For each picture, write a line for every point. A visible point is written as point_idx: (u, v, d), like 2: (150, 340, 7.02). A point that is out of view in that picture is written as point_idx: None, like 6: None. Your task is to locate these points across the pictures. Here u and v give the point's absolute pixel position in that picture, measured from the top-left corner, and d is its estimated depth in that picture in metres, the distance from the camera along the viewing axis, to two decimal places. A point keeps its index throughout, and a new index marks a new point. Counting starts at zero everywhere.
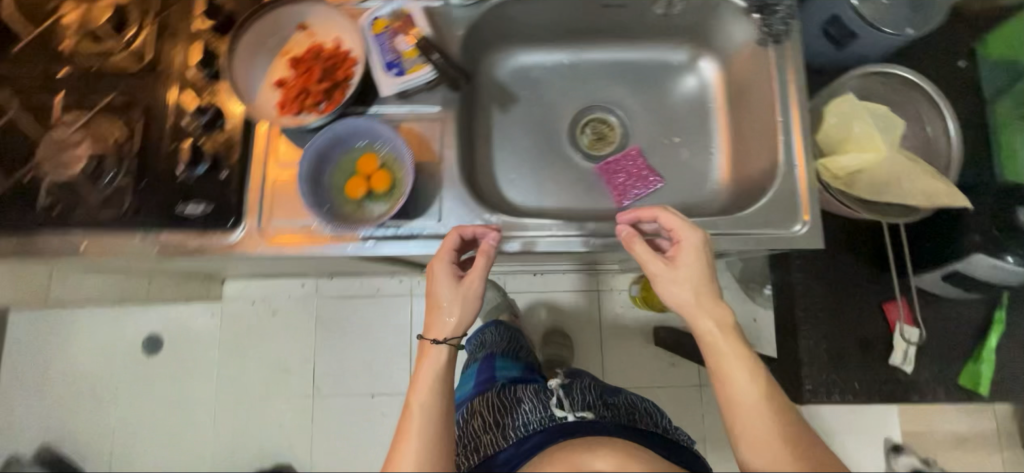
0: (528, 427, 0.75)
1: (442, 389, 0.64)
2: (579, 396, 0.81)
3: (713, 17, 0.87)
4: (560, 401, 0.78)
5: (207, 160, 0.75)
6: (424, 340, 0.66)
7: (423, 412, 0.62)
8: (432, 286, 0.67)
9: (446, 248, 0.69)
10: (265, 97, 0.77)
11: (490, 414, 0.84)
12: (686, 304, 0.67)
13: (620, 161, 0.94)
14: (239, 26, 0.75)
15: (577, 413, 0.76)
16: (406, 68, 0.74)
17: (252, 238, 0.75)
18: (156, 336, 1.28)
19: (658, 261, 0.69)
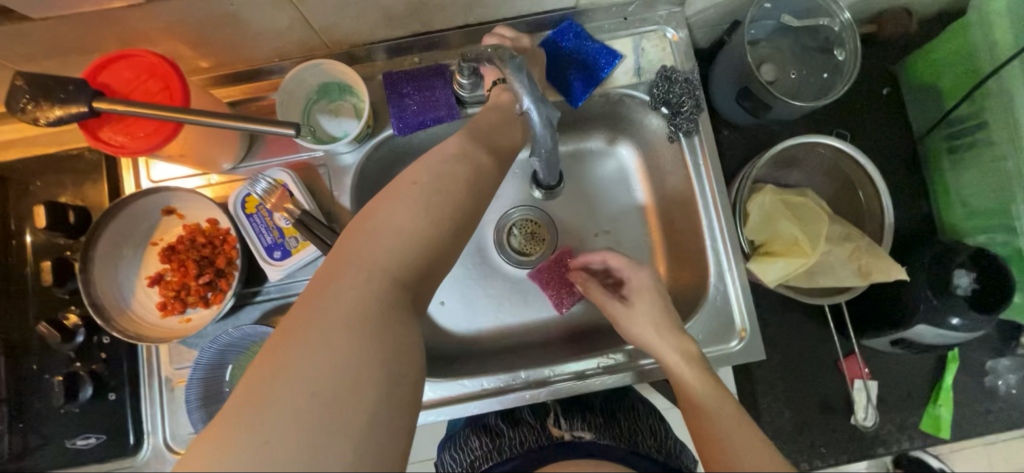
0: (522, 444, 0.70)
1: (419, 233, 0.46)
2: (579, 416, 0.75)
3: (622, 108, 0.79)
4: (557, 420, 0.74)
5: (88, 386, 0.66)
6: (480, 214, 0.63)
7: (390, 232, 0.45)
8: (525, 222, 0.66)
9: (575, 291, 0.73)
10: (142, 299, 0.69)
11: (487, 430, 0.77)
12: (648, 343, 0.63)
13: (552, 266, 0.84)
14: (91, 232, 0.66)
15: (574, 432, 0.70)
16: (291, 247, 0.68)
17: (159, 457, 0.68)
18: None
19: (613, 300, 0.67)
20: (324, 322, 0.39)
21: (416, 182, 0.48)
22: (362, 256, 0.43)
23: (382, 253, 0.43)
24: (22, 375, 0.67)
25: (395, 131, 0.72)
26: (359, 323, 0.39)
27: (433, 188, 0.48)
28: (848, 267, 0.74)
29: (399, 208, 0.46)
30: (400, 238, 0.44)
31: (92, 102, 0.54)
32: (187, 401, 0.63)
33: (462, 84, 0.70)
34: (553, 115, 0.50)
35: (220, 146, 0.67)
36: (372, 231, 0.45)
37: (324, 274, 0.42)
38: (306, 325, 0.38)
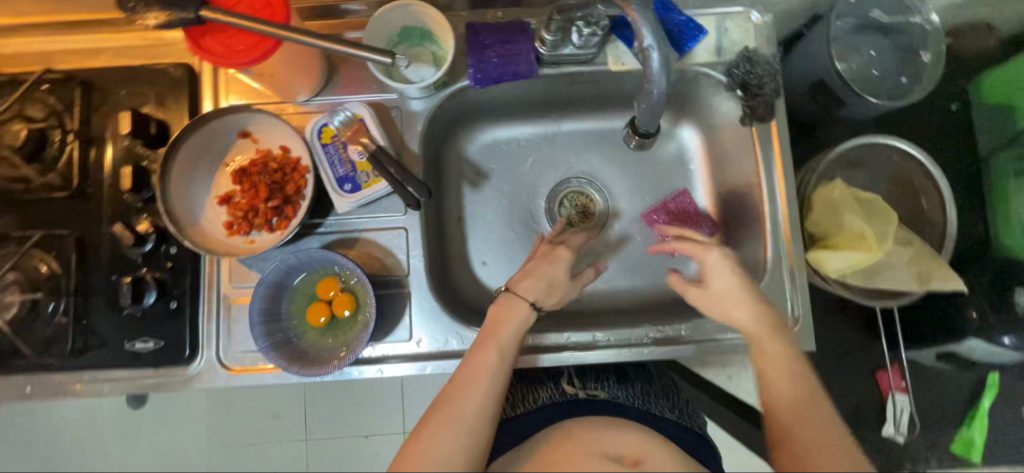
0: (538, 402, 0.76)
1: (515, 345, 0.63)
2: (594, 374, 0.82)
3: (693, 89, 0.79)
4: (570, 378, 0.80)
5: (152, 291, 0.68)
6: (512, 294, 0.67)
7: (497, 358, 0.60)
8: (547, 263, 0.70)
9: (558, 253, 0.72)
10: (211, 216, 0.71)
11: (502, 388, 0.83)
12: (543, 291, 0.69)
13: (667, 207, 0.85)
14: (172, 143, 0.68)
15: (589, 390, 0.77)
16: (362, 181, 0.69)
17: (210, 370, 0.70)
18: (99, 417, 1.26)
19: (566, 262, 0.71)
20: (471, 378, 0.58)
21: (504, 329, 0.63)
22: (498, 328, 0.63)
23: (487, 374, 0.59)
24: (89, 275, 0.69)
25: (471, 82, 0.73)
26: (475, 411, 0.56)
27: (513, 335, 0.63)
28: (907, 271, 0.73)
29: (506, 330, 0.63)
30: (506, 368, 0.60)
31: (200, 11, 0.55)
32: (249, 316, 0.64)
33: (545, 40, 0.70)
34: (668, 57, 0.58)
35: (302, 74, 0.69)
36: (475, 378, 0.58)
37: (441, 413, 0.56)
38: (445, 413, 0.55)
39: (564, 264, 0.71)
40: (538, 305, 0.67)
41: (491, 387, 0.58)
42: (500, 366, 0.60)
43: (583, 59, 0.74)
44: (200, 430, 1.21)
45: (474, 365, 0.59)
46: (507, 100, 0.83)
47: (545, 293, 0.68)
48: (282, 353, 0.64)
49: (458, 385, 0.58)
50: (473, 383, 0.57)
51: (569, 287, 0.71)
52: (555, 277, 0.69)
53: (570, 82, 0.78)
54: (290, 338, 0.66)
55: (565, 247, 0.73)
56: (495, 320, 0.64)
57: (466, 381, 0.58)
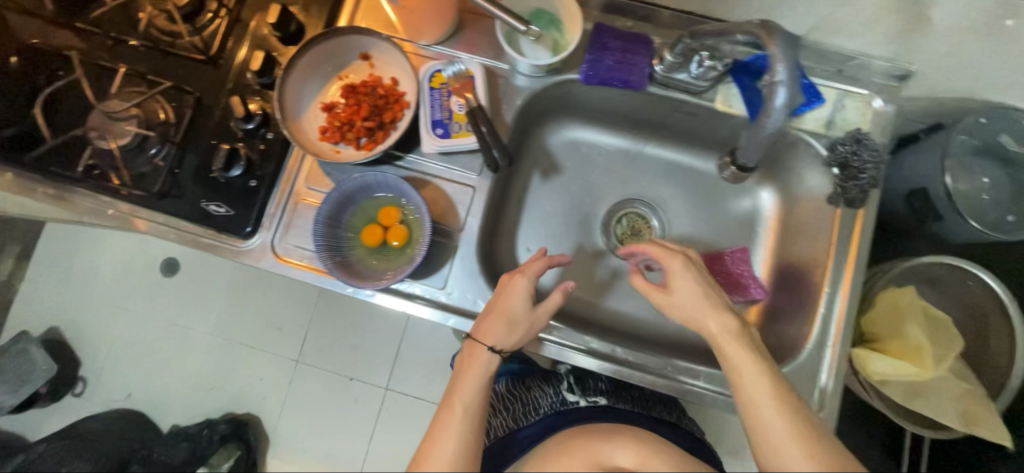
0: (540, 411, 0.80)
1: (482, 393, 0.64)
2: (591, 381, 0.87)
3: (789, 153, 0.79)
4: (570, 387, 0.85)
5: (240, 166, 0.74)
6: (474, 340, 0.66)
7: (465, 413, 0.62)
8: (507, 295, 0.68)
9: (515, 285, 0.68)
10: (311, 118, 0.77)
11: (501, 398, 0.87)
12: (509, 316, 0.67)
13: (720, 260, 0.84)
14: (305, 43, 0.74)
15: (589, 398, 0.82)
16: (453, 131, 0.73)
17: (262, 250, 0.75)
18: (173, 261, 1.61)
19: (525, 300, 0.68)
20: (445, 430, 0.61)
21: (472, 379, 0.64)
22: (466, 375, 0.65)
23: (457, 431, 0.61)
24: (194, 134, 0.76)
25: (580, 76, 0.76)
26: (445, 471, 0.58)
27: (479, 386, 0.64)
28: (954, 406, 0.69)
29: (472, 378, 0.64)
30: (473, 420, 0.62)
31: None
32: (316, 215, 0.68)
33: (664, 60, 0.72)
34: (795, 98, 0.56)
35: (439, 19, 0.74)
36: (443, 436, 0.61)
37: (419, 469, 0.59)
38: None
39: (520, 296, 0.67)
40: (497, 348, 0.65)
41: (461, 439, 0.60)
42: (464, 424, 0.61)
43: (693, 90, 0.75)
44: (258, 302, 1.60)
45: (444, 422, 0.62)
46: (605, 106, 0.85)
47: (498, 331, 0.65)
48: (330, 258, 0.69)
49: (431, 444, 0.60)
50: (438, 440, 0.60)
51: (534, 316, 0.68)
52: (515, 310, 0.67)
53: (672, 108, 0.80)
54: (341, 248, 0.71)
55: (534, 264, 0.69)
56: (466, 364, 0.65)
57: (438, 442, 0.60)
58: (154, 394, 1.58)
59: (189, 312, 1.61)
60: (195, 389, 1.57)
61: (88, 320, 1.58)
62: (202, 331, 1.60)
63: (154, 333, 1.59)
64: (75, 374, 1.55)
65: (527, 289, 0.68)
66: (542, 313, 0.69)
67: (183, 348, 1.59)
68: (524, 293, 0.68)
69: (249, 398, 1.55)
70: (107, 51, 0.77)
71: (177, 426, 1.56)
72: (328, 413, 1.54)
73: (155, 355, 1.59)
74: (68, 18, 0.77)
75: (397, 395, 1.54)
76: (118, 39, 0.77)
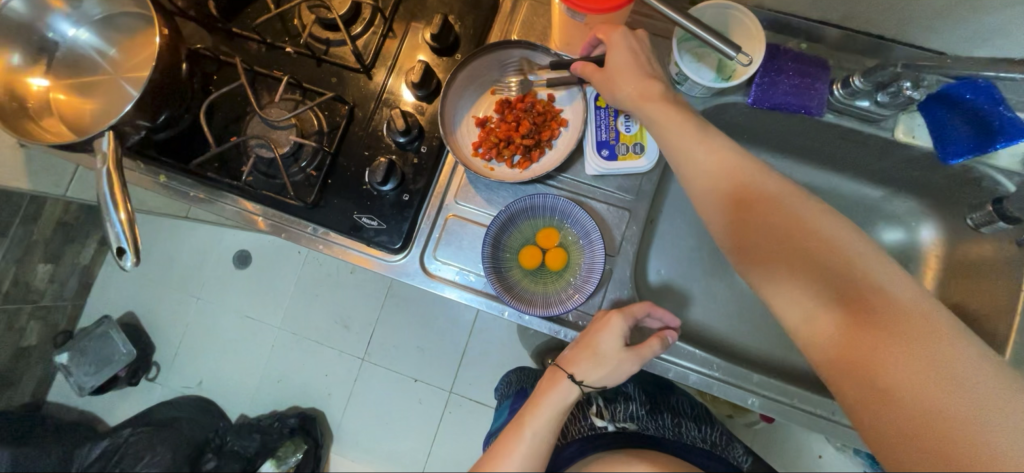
0: (568, 436, 0.77)
1: (556, 422, 0.61)
2: (621, 408, 0.84)
3: (967, 189, 0.74)
4: (598, 410, 0.81)
5: (396, 179, 0.72)
6: (559, 368, 0.64)
7: (533, 435, 0.60)
8: (599, 332, 0.64)
9: (610, 322, 0.63)
10: (464, 132, 0.75)
11: None
12: (598, 356, 0.63)
13: None
14: (468, 56, 0.72)
15: (618, 424, 0.78)
16: (618, 153, 0.70)
17: (412, 266, 0.74)
18: (245, 253, 1.56)
19: (615, 337, 0.63)
20: (510, 448, 0.59)
21: (545, 404, 0.62)
22: (540, 398, 0.62)
23: (524, 449, 0.59)
24: (348, 144, 0.75)
25: (750, 100, 0.72)
26: None
27: (552, 415, 0.61)
28: None
29: (549, 404, 0.61)
30: (544, 440, 0.60)
31: None
32: (485, 235, 0.67)
33: (851, 85, 0.68)
34: None
35: (594, 40, 0.71)
36: (506, 454, 0.59)
37: None
38: None
39: (613, 333, 0.63)
40: (579, 379, 0.62)
41: (525, 460, 0.58)
42: (539, 442, 0.60)
43: (873, 118, 0.71)
44: (332, 299, 1.55)
45: (512, 440, 0.60)
46: (756, 130, 0.81)
47: (586, 366, 0.62)
48: (496, 280, 0.67)
49: (498, 458, 0.59)
50: (510, 454, 0.58)
51: (625, 360, 0.63)
52: (606, 349, 0.63)
53: (839, 135, 0.75)
54: (503, 270, 0.69)
55: (631, 309, 0.64)
56: (548, 385, 0.63)
57: (506, 457, 0.58)
58: (221, 385, 1.53)
59: (258, 306, 1.55)
60: (260, 383, 1.53)
61: (161, 306, 1.55)
62: (270, 327, 1.54)
63: (221, 327, 1.54)
64: (150, 359, 1.52)
65: (623, 329, 0.63)
66: (634, 354, 0.63)
67: (250, 343, 1.54)
68: (616, 334, 0.63)
69: (315, 394, 1.51)
70: (264, 58, 0.77)
71: (244, 415, 1.51)
72: (396, 417, 1.48)
73: (223, 349, 1.54)
74: (228, 24, 0.77)
75: (463, 400, 1.48)
76: (274, 45, 0.77)
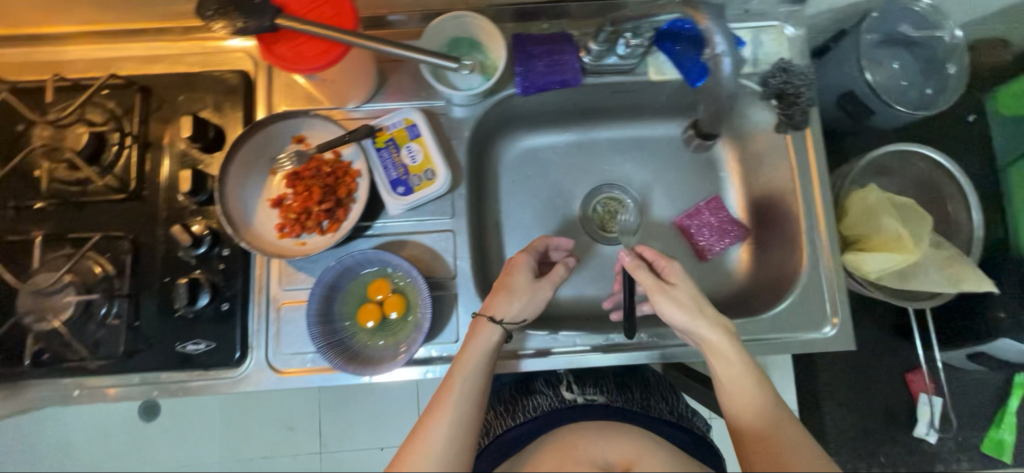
0: (535, 409, 0.76)
1: (486, 367, 0.61)
2: (591, 382, 0.83)
3: None
4: (568, 386, 0.81)
5: (206, 293, 0.69)
6: (480, 317, 0.65)
7: (467, 378, 0.60)
8: (510, 272, 0.69)
9: (518, 261, 0.70)
10: (263, 218, 0.72)
11: (502, 401, 0.84)
12: (513, 295, 0.66)
13: (701, 212, 0.88)
14: (231, 146, 0.69)
15: (586, 396, 0.78)
16: (413, 185, 0.71)
17: (261, 371, 0.70)
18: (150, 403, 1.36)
19: (526, 272, 0.69)
20: (447, 401, 0.58)
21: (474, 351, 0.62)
22: (466, 350, 0.62)
23: (462, 397, 0.58)
24: (143, 278, 0.70)
25: (518, 90, 0.76)
26: (449, 436, 0.56)
27: (480, 359, 0.61)
28: (941, 273, 0.76)
29: (477, 351, 0.62)
30: (480, 381, 0.60)
31: (274, 20, 0.57)
32: (307, 315, 0.65)
33: (590, 50, 0.73)
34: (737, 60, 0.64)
35: (357, 83, 0.72)
36: (440, 405, 0.58)
37: (420, 435, 0.56)
38: (418, 442, 0.56)
39: (522, 268, 0.69)
40: (497, 319, 0.64)
41: (464, 403, 0.58)
42: (475, 376, 0.60)
43: (625, 69, 0.77)
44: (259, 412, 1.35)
45: (446, 391, 0.59)
46: (546, 110, 0.85)
47: (502, 304, 0.65)
48: (338, 353, 0.65)
49: (439, 405, 0.58)
50: (451, 393, 0.58)
51: (536, 286, 0.68)
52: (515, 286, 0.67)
53: (611, 91, 0.81)
54: (344, 339, 0.67)
55: (535, 245, 0.73)
56: (477, 327, 0.64)
57: (448, 402, 0.58)
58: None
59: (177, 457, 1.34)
60: None
61: None
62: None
63: None
64: None
65: (530, 263, 0.70)
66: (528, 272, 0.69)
67: None
68: (523, 270, 0.69)
69: None
70: (13, 222, 0.69)
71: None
72: None
73: None
74: None
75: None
76: (22, 207, 0.69)
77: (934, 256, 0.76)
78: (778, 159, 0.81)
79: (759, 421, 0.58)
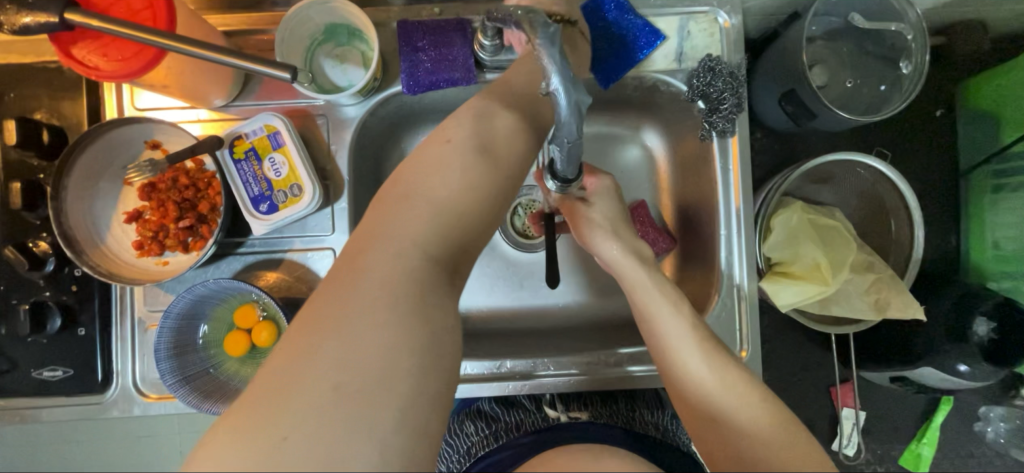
0: (519, 429, 0.68)
1: (464, 167, 0.44)
2: (574, 396, 0.75)
3: (653, 96, 0.73)
4: (551, 401, 0.73)
5: (56, 318, 0.63)
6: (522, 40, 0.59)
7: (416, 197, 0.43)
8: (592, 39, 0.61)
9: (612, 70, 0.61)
10: (119, 235, 0.65)
11: (480, 415, 0.75)
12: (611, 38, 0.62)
13: None
14: (64, 155, 0.61)
15: (570, 414, 0.70)
16: (279, 201, 0.63)
17: (127, 397, 0.66)
18: None
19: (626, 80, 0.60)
20: (373, 253, 0.40)
21: (449, 141, 0.46)
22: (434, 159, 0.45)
23: (393, 259, 0.40)
24: None
25: (403, 89, 0.66)
26: (361, 327, 0.37)
27: (451, 174, 0.44)
28: (865, 300, 0.70)
29: (446, 160, 0.45)
30: (432, 207, 0.43)
31: (64, 14, 0.47)
32: (156, 349, 0.59)
33: (484, 44, 0.63)
34: (584, 103, 0.40)
35: (210, 81, 0.61)
36: (355, 272, 0.40)
37: (322, 316, 0.38)
38: (312, 323, 0.37)
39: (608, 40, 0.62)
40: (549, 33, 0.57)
41: (400, 257, 0.40)
42: (383, 283, 0.39)
43: None
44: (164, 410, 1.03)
45: (377, 233, 0.41)
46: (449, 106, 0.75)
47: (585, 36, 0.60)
48: (197, 387, 0.61)
49: (326, 318, 0.38)
50: (353, 280, 0.39)
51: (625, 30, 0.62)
52: (438, 196, 0.43)
53: None
54: (207, 369, 0.63)
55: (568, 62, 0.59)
56: (391, 209, 0.43)
57: (332, 328, 0.37)
58: None
59: None
60: None
61: None
62: None
63: None
64: None
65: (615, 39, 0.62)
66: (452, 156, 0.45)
67: None
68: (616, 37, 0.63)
69: None
70: None
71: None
72: None
73: None
74: None
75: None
76: None
77: (861, 282, 0.70)
78: (701, 168, 0.73)
79: (764, 413, 0.49)
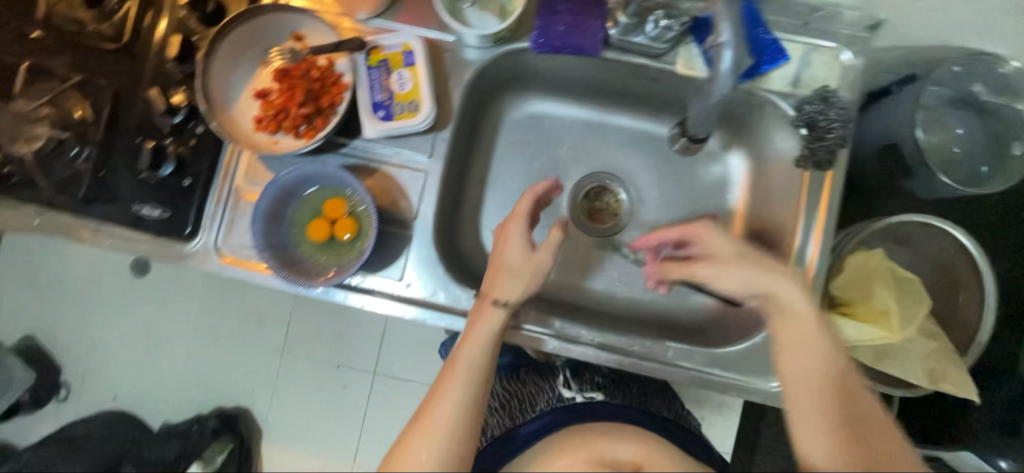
0: (534, 410, 0.73)
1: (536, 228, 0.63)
2: (588, 374, 0.79)
3: (756, 115, 0.75)
4: (566, 380, 0.77)
5: (170, 164, 0.69)
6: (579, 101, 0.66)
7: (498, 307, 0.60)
8: None
9: None
10: (243, 107, 0.71)
11: (496, 393, 0.80)
12: None
13: None
14: (225, 24, 0.68)
15: (584, 394, 0.74)
16: (395, 112, 0.69)
17: (206, 252, 0.71)
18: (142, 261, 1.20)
19: None
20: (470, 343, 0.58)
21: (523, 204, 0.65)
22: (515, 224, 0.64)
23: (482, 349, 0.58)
24: (116, 131, 0.70)
25: (532, 46, 0.71)
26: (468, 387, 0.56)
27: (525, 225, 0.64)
28: (922, 365, 0.69)
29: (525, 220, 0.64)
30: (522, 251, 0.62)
31: None
32: (253, 213, 0.64)
33: (619, 22, 0.67)
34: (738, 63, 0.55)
35: None
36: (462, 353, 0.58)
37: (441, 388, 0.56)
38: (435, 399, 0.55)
39: None
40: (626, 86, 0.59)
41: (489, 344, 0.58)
42: (475, 342, 0.58)
43: (653, 52, 0.70)
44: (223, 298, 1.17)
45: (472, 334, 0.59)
46: (561, 76, 0.79)
47: None
48: (275, 258, 0.65)
49: (438, 400, 0.55)
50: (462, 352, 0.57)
51: None
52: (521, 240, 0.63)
53: (631, 73, 0.75)
54: (287, 245, 0.67)
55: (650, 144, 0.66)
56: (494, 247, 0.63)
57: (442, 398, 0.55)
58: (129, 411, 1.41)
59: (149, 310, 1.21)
60: None
61: None
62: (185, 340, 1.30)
63: None
64: None
65: None
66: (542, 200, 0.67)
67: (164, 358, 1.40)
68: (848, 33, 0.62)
69: None
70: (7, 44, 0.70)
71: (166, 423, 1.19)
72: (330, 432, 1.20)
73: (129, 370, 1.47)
74: None
75: (389, 380, 1.18)
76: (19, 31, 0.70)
77: (923, 345, 0.69)
78: (788, 195, 0.74)
79: None
